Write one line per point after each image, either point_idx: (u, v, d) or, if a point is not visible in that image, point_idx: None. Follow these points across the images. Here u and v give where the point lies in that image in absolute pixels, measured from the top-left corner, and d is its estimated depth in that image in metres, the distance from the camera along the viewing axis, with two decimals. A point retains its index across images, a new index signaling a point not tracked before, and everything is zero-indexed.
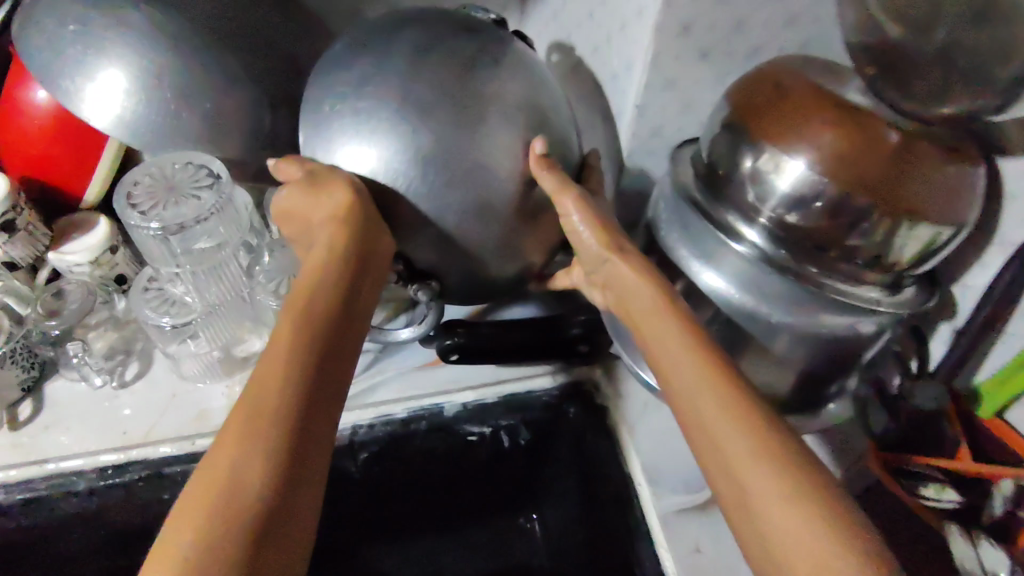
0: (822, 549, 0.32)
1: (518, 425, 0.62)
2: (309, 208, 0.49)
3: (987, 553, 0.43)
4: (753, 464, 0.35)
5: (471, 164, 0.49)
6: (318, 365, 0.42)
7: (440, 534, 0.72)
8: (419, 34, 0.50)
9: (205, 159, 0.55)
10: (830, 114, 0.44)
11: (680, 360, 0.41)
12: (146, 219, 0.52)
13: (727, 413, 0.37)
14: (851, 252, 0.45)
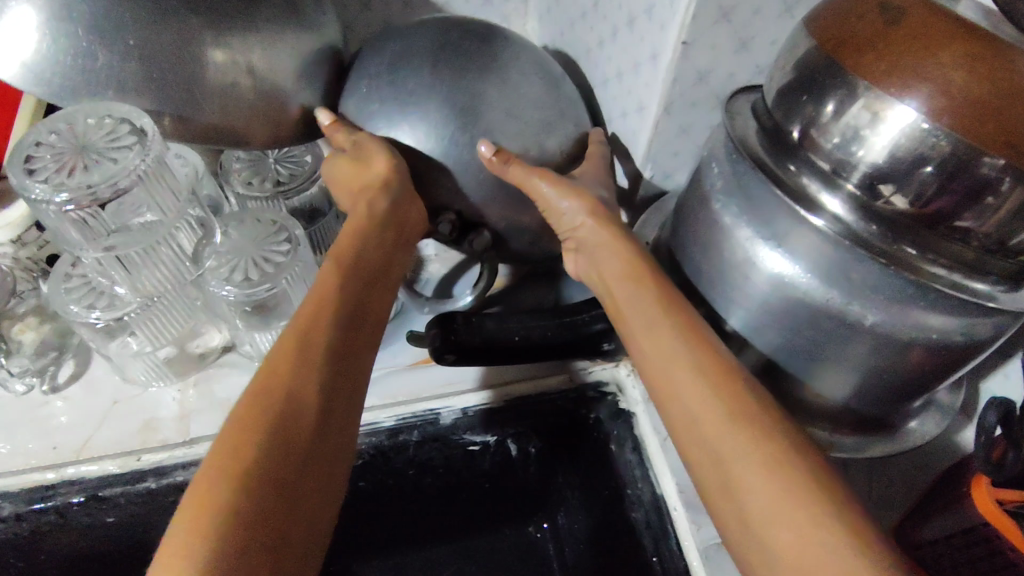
0: (804, 516, 0.31)
1: (528, 433, 0.52)
2: (350, 171, 0.48)
3: None
4: (725, 428, 0.35)
5: (503, 119, 0.51)
6: (361, 319, 0.41)
7: (439, 543, 0.63)
8: (433, 27, 0.53)
9: (122, 110, 0.43)
10: (961, 46, 0.32)
11: (648, 330, 0.41)
12: (52, 190, 0.41)
13: (712, 377, 0.37)
14: (966, 234, 0.35)
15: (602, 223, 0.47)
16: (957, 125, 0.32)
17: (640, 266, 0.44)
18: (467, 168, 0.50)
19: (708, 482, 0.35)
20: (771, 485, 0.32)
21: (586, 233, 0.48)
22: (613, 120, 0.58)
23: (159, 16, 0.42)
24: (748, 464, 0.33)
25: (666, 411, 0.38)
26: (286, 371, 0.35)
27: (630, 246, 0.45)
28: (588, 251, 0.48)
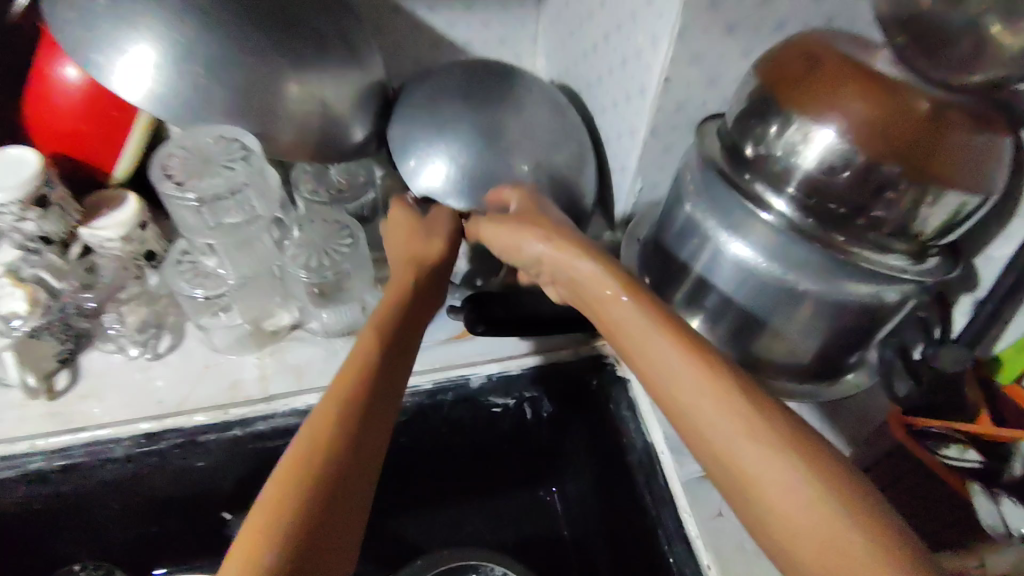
0: (834, 521, 0.34)
1: (542, 397, 0.64)
2: (414, 240, 0.57)
3: (1010, 510, 0.42)
4: (744, 443, 0.37)
5: (519, 138, 0.64)
6: (388, 381, 0.46)
7: (462, 505, 0.74)
8: (462, 69, 0.67)
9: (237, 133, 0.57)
10: (863, 84, 0.44)
11: (648, 348, 0.42)
12: (184, 191, 0.54)
13: (710, 387, 0.39)
14: (877, 222, 0.46)
15: (556, 246, 0.48)
16: (859, 140, 0.44)
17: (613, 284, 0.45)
18: (491, 177, 0.62)
19: (723, 485, 0.38)
20: (777, 481, 0.35)
21: (546, 253, 0.49)
22: (609, 140, 0.70)
23: (256, 57, 0.54)
24: (757, 464, 0.36)
25: (678, 422, 0.40)
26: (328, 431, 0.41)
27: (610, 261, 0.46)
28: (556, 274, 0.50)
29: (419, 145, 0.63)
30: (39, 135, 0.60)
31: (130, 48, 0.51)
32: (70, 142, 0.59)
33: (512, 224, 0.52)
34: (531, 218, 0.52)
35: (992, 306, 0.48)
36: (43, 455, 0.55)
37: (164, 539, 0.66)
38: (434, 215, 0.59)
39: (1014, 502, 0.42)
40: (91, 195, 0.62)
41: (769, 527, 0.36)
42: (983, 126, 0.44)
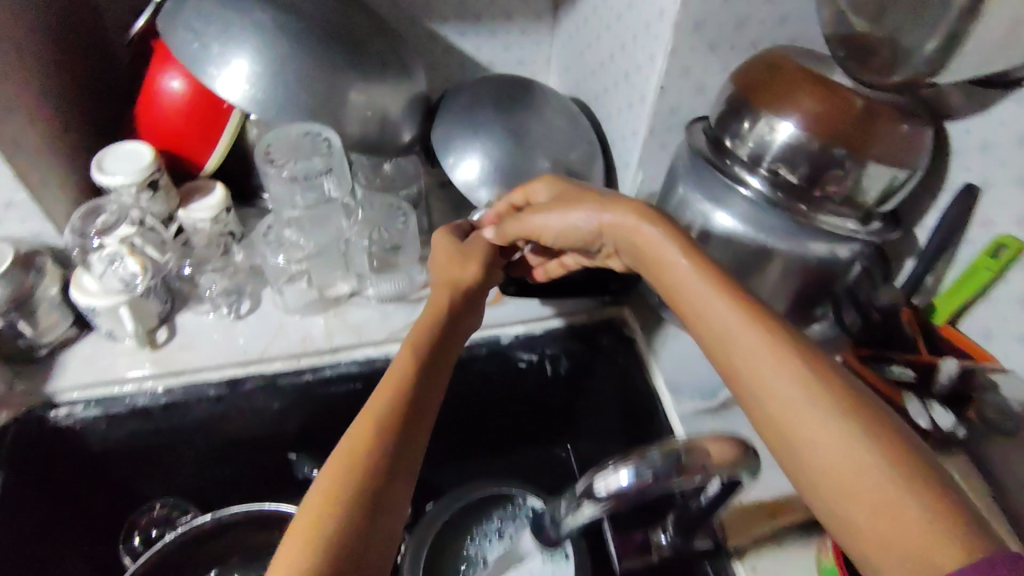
0: (872, 469, 0.37)
1: (561, 356, 0.76)
2: (456, 263, 0.63)
3: (938, 413, 0.56)
4: (802, 395, 0.41)
5: (541, 137, 0.77)
6: (430, 383, 0.52)
7: (489, 458, 0.85)
8: (492, 83, 0.80)
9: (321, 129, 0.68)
10: (813, 86, 0.57)
11: (714, 305, 0.48)
12: (279, 168, 0.70)
13: (769, 344, 0.44)
14: (831, 193, 0.58)
15: (637, 211, 0.56)
16: (814, 129, 0.56)
17: (672, 252, 0.52)
18: (518, 169, 0.75)
19: (777, 445, 0.42)
20: (830, 439, 0.39)
21: (614, 221, 0.57)
22: (614, 141, 0.83)
23: (333, 71, 0.67)
24: (809, 419, 0.40)
25: (737, 380, 0.44)
26: (375, 421, 0.47)
27: (669, 232, 0.53)
28: (623, 244, 0.57)
29: (457, 143, 0.76)
30: (149, 132, 0.72)
31: (238, 61, 0.64)
32: (171, 142, 0.72)
33: (575, 208, 0.60)
34: (588, 197, 0.60)
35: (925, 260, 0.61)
36: (149, 394, 0.66)
37: (235, 480, 0.77)
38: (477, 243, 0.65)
39: (942, 408, 0.57)
40: (185, 183, 0.74)
41: (821, 485, 0.39)
42: (908, 117, 0.57)
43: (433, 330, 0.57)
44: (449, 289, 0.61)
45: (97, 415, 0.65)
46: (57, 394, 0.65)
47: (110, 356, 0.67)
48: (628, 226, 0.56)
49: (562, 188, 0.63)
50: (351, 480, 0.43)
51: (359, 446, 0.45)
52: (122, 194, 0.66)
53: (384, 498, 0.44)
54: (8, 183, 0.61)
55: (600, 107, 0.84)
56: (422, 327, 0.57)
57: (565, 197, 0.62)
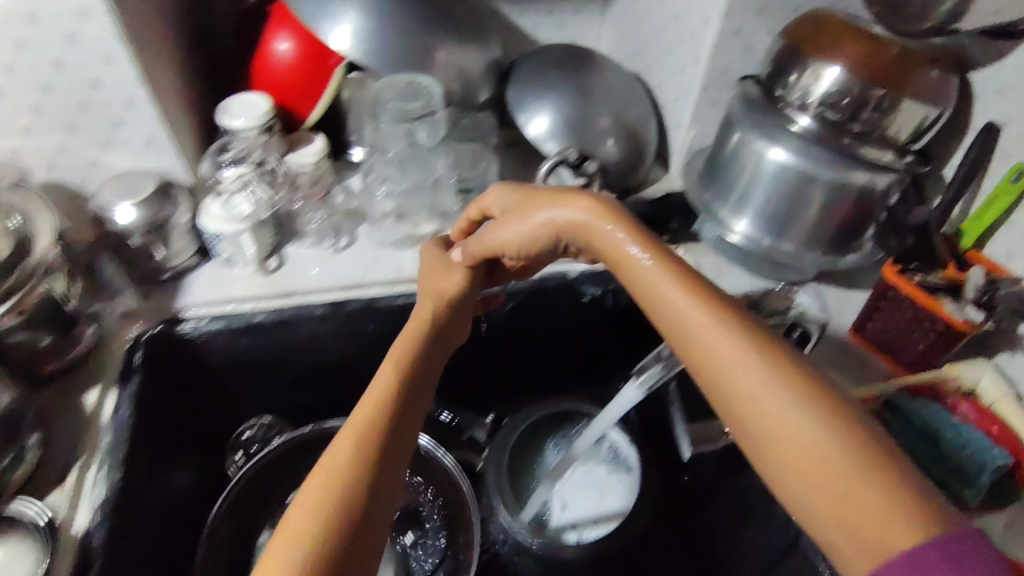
0: (835, 453, 0.36)
1: (621, 292, 0.83)
2: (440, 279, 0.66)
3: (970, 311, 0.65)
4: (762, 383, 0.40)
5: (604, 97, 0.87)
6: (415, 397, 0.52)
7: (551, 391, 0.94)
8: (557, 51, 0.90)
9: (424, 79, 0.77)
10: (855, 38, 0.67)
11: (676, 294, 0.46)
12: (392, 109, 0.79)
13: (725, 330, 0.42)
14: (872, 128, 0.68)
15: (600, 210, 0.54)
16: (858, 71, 0.66)
17: (635, 251, 0.50)
18: (584, 124, 0.85)
19: (749, 446, 0.40)
20: (800, 434, 0.37)
21: (574, 220, 0.55)
22: (666, 104, 0.92)
23: (429, 32, 0.77)
24: (779, 414, 0.38)
25: (702, 378, 0.43)
26: (353, 439, 0.47)
27: (633, 229, 0.52)
28: (589, 237, 0.54)
29: (531, 101, 0.85)
30: (260, 85, 0.81)
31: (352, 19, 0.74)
32: (279, 96, 0.81)
33: (542, 211, 0.58)
34: (550, 194, 0.58)
35: (952, 194, 0.71)
36: (264, 311, 0.75)
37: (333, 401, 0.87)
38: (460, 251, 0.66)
39: (973, 308, 0.65)
40: (291, 132, 0.83)
41: (793, 486, 0.37)
42: (938, 64, 0.66)
43: (415, 343, 0.57)
44: (432, 303, 0.63)
45: (220, 327, 0.74)
46: (183, 309, 0.74)
47: (229, 280, 0.77)
48: (591, 223, 0.54)
49: (524, 194, 0.61)
50: (325, 513, 0.42)
51: (337, 467, 0.45)
52: (244, 135, 0.75)
53: (359, 532, 0.43)
54: (152, 122, 0.71)
55: (652, 74, 0.94)
56: (405, 340, 0.58)
57: (522, 200, 0.60)
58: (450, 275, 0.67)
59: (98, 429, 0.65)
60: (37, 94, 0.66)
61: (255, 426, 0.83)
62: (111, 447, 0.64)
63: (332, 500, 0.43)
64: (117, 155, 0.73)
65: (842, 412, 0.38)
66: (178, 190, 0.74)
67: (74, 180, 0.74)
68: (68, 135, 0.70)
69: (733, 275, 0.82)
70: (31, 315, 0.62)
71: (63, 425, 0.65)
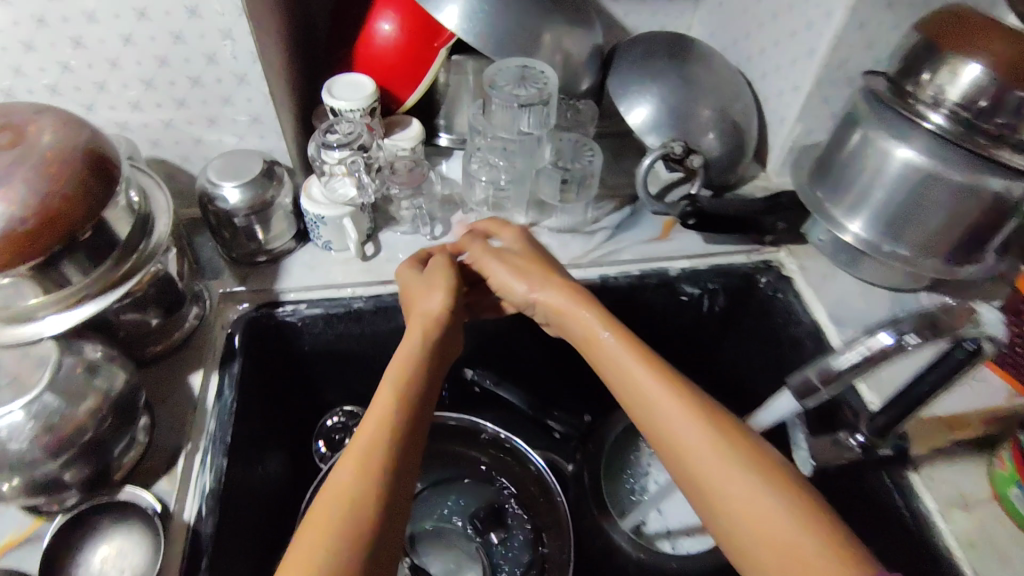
0: (776, 512, 0.42)
1: (719, 293, 0.82)
2: (420, 296, 0.64)
3: None
4: (714, 452, 0.46)
5: (710, 89, 0.84)
6: (418, 419, 0.53)
7: None
8: (659, 38, 0.87)
9: (534, 63, 0.74)
10: (994, 34, 0.63)
11: (640, 371, 0.52)
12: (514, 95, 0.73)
13: (682, 406, 0.49)
14: (1009, 133, 0.64)
15: (569, 288, 0.60)
16: (996, 68, 0.61)
17: (600, 329, 0.56)
18: (689, 116, 0.81)
19: (694, 495, 0.46)
20: (736, 485, 0.44)
21: (548, 299, 0.60)
22: (769, 98, 0.89)
23: (540, 15, 0.75)
24: (717, 471, 0.45)
25: (654, 439, 0.49)
26: (357, 467, 0.48)
27: (596, 306, 0.58)
28: (557, 308, 0.59)
29: (634, 88, 0.82)
30: (362, 68, 0.79)
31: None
32: (378, 79, 0.79)
33: (524, 274, 0.62)
34: (539, 260, 0.63)
35: None
36: (363, 298, 0.75)
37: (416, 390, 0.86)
38: (437, 267, 0.66)
39: None
40: (390, 116, 0.82)
41: (747, 542, 0.42)
42: None
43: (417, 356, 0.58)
44: (421, 319, 0.61)
45: (318, 313, 0.74)
46: (282, 292, 0.74)
47: (327, 264, 0.76)
48: (565, 298, 0.59)
49: (524, 245, 0.65)
50: (340, 539, 0.44)
51: (342, 495, 0.46)
52: (349, 115, 0.74)
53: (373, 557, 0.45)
54: (261, 100, 0.69)
55: (754, 66, 0.90)
56: (400, 357, 0.58)
57: (516, 258, 0.63)
58: (433, 292, 0.63)
59: (205, 410, 0.64)
60: (153, 67, 0.65)
61: (341, 414, 0.84)
62: (217, 432, 0.63)
63: (345, 526, 0.45)
64: (222, 132, 0.72)
65: (782, 475, 0.44)
66: (281, 170, 0.73)
67: (177, 156, 0.74)
68: (176, 110, 0.69)
69: (839, 280, 0.80)
70: (145, 292, 0.62)
71: (170, 404, 0.64)
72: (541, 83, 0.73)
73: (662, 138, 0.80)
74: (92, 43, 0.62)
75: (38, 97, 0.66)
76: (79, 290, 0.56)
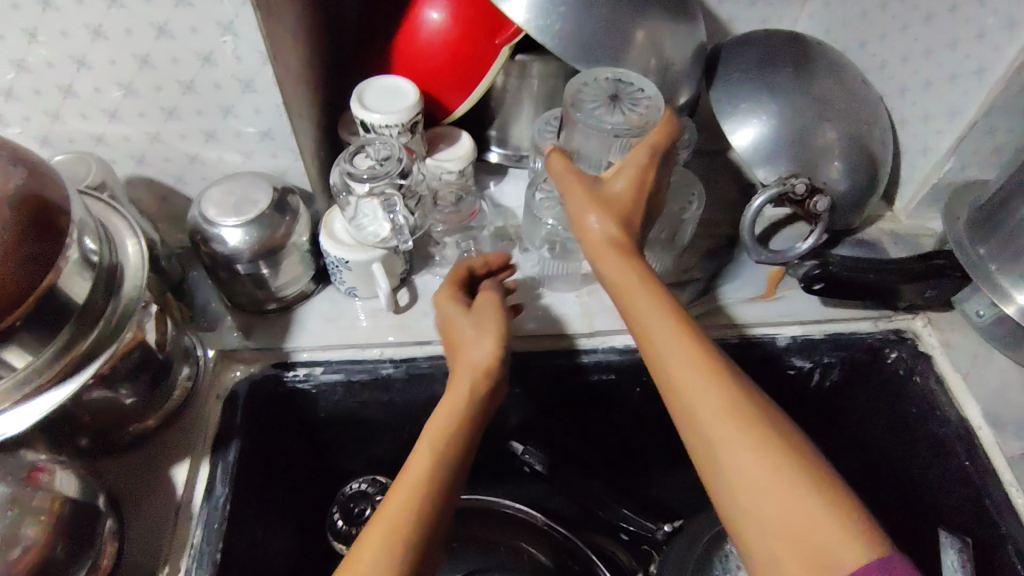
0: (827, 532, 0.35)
1: (833, 367, 0.66)
2: (469, 341, 0.51)
3: None
4: (757, 453, 0.38)
5: (840, 105, 0.65)
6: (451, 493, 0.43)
7: None
8: (774, 37, 0.69)
9: (633, 77, 0.57)
10: None
11: (684, 347, 0.42)
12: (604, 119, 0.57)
13: (725, 395, 0.40)
14: None
15: (616, 232, 0.49)
16: None
17: (640, 286, 0.46)
18: (817, 142, 0.63)
19: (713, 475, 0.39)
20: (743, 443, 0.38)
21: (604, 235, 0.49)
22: (907, 120, 0.70)
23: (635, 8, 0.57)
24: (732, 437, 0.39)
25: (681, 417, 0.41)
26: (382, 550, 0.39)
27: (627, 251, 0.48)
28: (607, 258, 0.48)
29: (745, 103, 0.64)
30: (402, 68, 0.62)
31: None
32: (422, 81, 0.62)
33: (599, 206, 0.49)
34: (619, 200, 0.50)
35: None
36: (392, 363, 0.60)
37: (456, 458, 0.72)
38: (488, 305, 0.53)
39: None
40: (433, 128, 0.66)
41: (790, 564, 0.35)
42: None
43: (461, 410, 0.47)
44: (471, 373, 0.48)
45: (337, 379, 0.59)
46: (294, 352, 0.60)
47: (350, 315, 0.62)
48: (614, 251, 0.48)
49: (637, 182, 0.50)
50: None
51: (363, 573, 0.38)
52: (385, 133, 0.58)
53: None
54: (272, 111, 0.54)
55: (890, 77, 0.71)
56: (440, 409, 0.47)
57: (610, 195, 0.50)
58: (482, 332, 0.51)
59: (189, 518, 0.51)
60: (131, 68, 0.50)
61: (364, 482, 0.68)
62: (204, 546, 0.50)
63: None
64: (223, 148, 0.57)
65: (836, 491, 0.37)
66: (296, 199, 0.57)
67: (168, 175, 0.59)
68: (164, 122, 0.54)
69: (997, 363, 0.62)
70: (118, 366, 0.48)
71: (145, 509, 0.51)
72: (641, 109, 0.56)
73: (779, 170, 0.62)
74: (50, 37, 0.47)
75: None
76: (23, 379, 0.41)
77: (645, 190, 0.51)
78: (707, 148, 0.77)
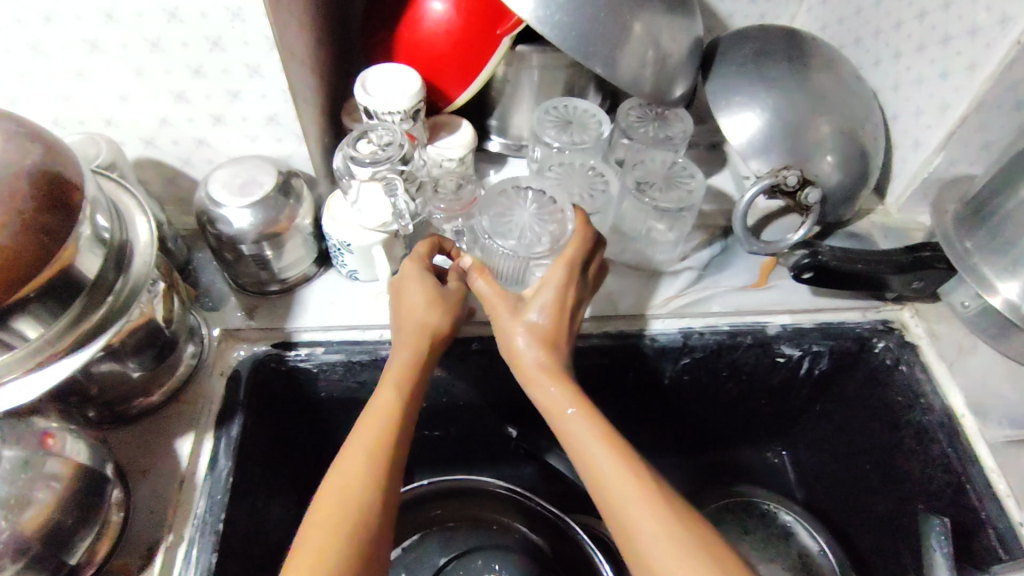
0: None
1: (821, 356, 0.67)
2: (418, 308, 0.54)
3: None
4: (689, 562, 0.41)
5: (833, 100, 0.67)
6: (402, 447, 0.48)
7: (687, 454, 0.81)
8: (770, 32, 0.70)
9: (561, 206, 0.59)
10: None
11: (615, 461, 0.46)
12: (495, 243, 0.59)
13: (654, 505, 0.43)
14: None
15: (547, 342, 0.53)
16: None
17: (569, 407, 0.50)
18: (810, 135, 0.64)
19: None
20: (668, 553, 0.41)
21: (530, 355, 0.52)
22: (899, 116, 0.71)
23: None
24: (670, 561, 0.41)
25: (617, 531, 0.44)
26: (335, 500, 0.43)
27: (564, 375, 0.52)
28: (531, 375, 0.52)
29: (738, 97, 0.65)
30: (404, 58, 0.64)
31: None
32: (422, 71, 0.64)
33: (531, 312, 0.53)
34: (544, 309, 0.53)
35: None
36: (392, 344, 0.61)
37: (452, 441, 0.74)
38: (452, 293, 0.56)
39: None
40: (433, 118, 0.68)
41: None
42: None
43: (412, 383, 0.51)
44: (424, 334, 0.54)
45: (338, 359, 0.61)
46: (296, 333, 0.61)
47: (352, 298, 0.63)
48: (545, 358, 0.52)
49: (558, 299, 0.53)
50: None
51: (335, 521, 0.42)
52: (387, 119, 0.60)
53: None
54: (278, 97, 0.55)
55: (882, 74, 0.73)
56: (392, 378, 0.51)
57: (528, 309, 0.53)
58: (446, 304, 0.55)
59: (193, 489, 0.52)
60: (142, 52, 0.51)
61: None
62: (207, 517, 0.51)
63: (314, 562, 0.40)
64: (230, 133, 0.58)
65: None
66: (301, 182, 0.59)
67: (177, 158, 0.61)
68: (173, 105, 0.56)
69: (982, 354, 0.63)
70: (127, 342, 0.49)
71: (150, 481, 0.52)
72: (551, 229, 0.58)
73: (771, 162, 0.63)
74: (65, 20, 0.48)
75: (5, 83, 0.53)
76: (36, 351, 0.43)
77: (569, 305, 0.54)
78: (703, 140, 0.78)
